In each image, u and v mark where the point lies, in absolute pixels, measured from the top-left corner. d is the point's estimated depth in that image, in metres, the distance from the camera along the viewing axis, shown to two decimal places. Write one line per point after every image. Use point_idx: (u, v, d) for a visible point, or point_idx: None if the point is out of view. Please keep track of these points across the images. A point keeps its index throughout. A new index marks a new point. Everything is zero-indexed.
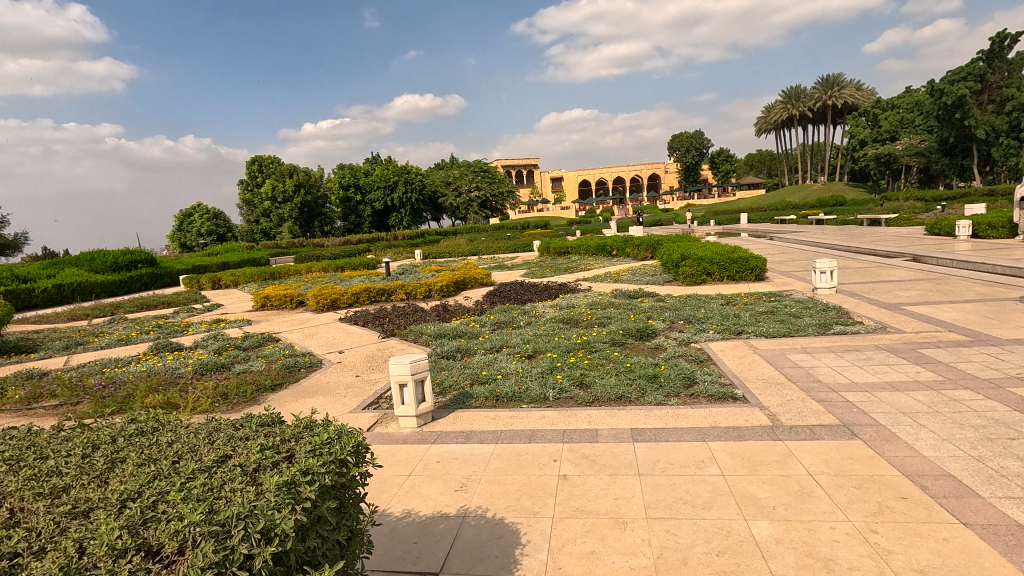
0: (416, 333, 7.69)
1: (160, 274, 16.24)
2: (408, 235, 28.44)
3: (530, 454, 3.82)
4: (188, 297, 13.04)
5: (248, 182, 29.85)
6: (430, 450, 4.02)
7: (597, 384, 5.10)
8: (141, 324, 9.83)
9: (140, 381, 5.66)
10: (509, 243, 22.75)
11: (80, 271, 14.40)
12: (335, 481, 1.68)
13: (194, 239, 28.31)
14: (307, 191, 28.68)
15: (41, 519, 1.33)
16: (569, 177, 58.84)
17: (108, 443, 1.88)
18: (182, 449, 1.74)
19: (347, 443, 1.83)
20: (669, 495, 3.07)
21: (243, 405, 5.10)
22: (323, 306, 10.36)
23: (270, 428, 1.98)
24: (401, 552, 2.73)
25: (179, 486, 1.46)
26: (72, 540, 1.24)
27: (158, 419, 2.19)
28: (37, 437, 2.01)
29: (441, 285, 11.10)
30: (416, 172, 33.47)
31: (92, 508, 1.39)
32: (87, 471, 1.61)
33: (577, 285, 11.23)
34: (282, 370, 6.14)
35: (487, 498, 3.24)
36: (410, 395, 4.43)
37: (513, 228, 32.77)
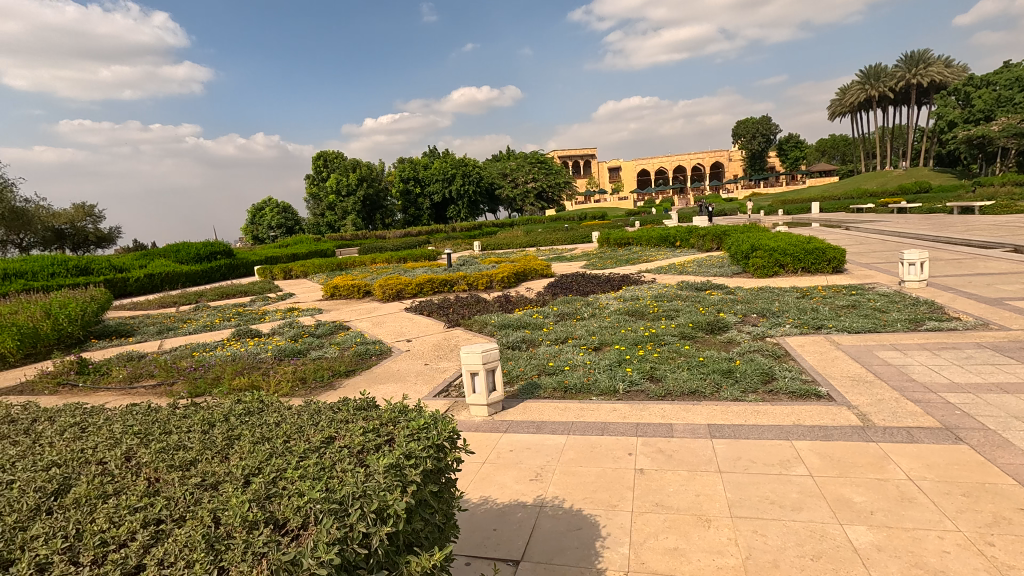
0: (480, 324, 7.78)
1: (237, 265, 17.22)
2: (466, 227, 28.77)
3: (604, 446, 3.77)
4: (264, 287, 13.77)
5: (314, 176, 30.98)
6: (503, 439, 4.06)
7: (669, 378, 4.98)
8: (223, 311, 10.47)
9: (226, 365, 6.03)
10: (566, 234, 22.58)
11: (168, 262, 15.53)
12: (435, 466, 1.72)
13: (265, 231, 29.89)
14: (370, 185, 29.55)
15: (178, 489, 1.44)
16: (627, 166, 57.62)
17: (222, 421, 2.00)
18: (290, 430, 1.83)
19: (443, 428, 1.86)
20: (753, 494, 2.96)
21: (320, 389, 5.33)
22: (389, 297, 10.64)
23: (366, 411, 2.05)
24: (481, 539, 2.77)
25: (294, 465, 1.54)
26: (207, 510, 1.32)
27: (263, 400, 2.32)
28: (159, 414, 2.18)
29: (502, 276, 11.17)
30: (474, 164, 33.73)
31: (219, 482, 1.49)
32: (210, 446, 1.73)
33: (640, 277, 11.00)
34: (355, 357, 6.39)
35: (563, 489, 3.23)
36: (481, 383, 4.49)
37: (570, 219, 32.53)
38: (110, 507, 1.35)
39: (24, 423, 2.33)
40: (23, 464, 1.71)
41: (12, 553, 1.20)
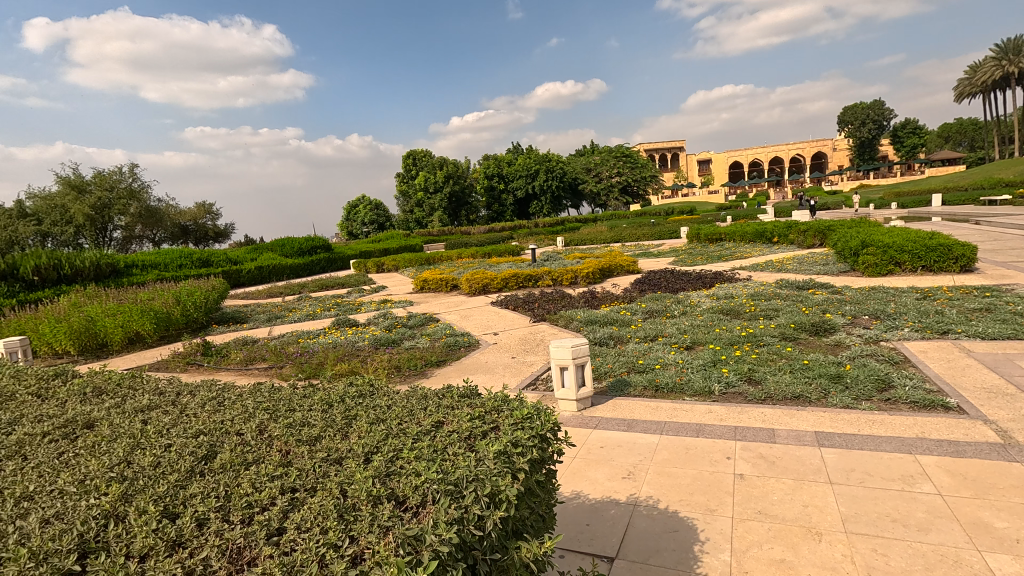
0: (566, 319, 7.76)
1: (335, 258, 18.35)
2: (549, 223, 28.76)
3: (700, 448, 3.64)
4: (359, 280, 14.57)
5: (404, 174, 32.21)
6: (593, 435, 4.03)
7: (769, 380, 4.70)
8: (324, 302, 11.19)
9: (328, 352, 6.45)
10: (652, 229, 21.92)
11: (275, 255, 16.83)
12: (539, 455, 1.74)
13: (359, 227, 31.59)
14: (455, 182, 30.33)
15: (308, 462, 1.56)
16: (719, 158, 54.93)
17: (338, 402, 2.15)
18: (401, 413, 1.92)
19: (547, 419, 1.88)
20: (871, 510, 2.73)
21: (413, 377, 5.57)
22: (475, 290, 10.88)
23: (469, 398, 2.11)
24: (575, 533, 2.77)
25: (410, 445, 1.62)
26: (335, 482, 1.42)
27: (372, 384, 2.46)
28: (283, 392, 2.38)
29: (587, 271, 11.07)
30: (558, 160, 33.60)
31: (342, 457, 1.59)
32: (331, 424, 1.86)
33: (734, 275, 10.47)
34: (445, 348, 6.60)
35: (657, 489, 3.15)
36: (570, 378, 4.47)
37: (655, 214, 31.55)
38: (251, 474, 1.49)
39: (171, 395, 2.63)
40: (175, 431, 1.93)
41: (175, 508, 1.36)
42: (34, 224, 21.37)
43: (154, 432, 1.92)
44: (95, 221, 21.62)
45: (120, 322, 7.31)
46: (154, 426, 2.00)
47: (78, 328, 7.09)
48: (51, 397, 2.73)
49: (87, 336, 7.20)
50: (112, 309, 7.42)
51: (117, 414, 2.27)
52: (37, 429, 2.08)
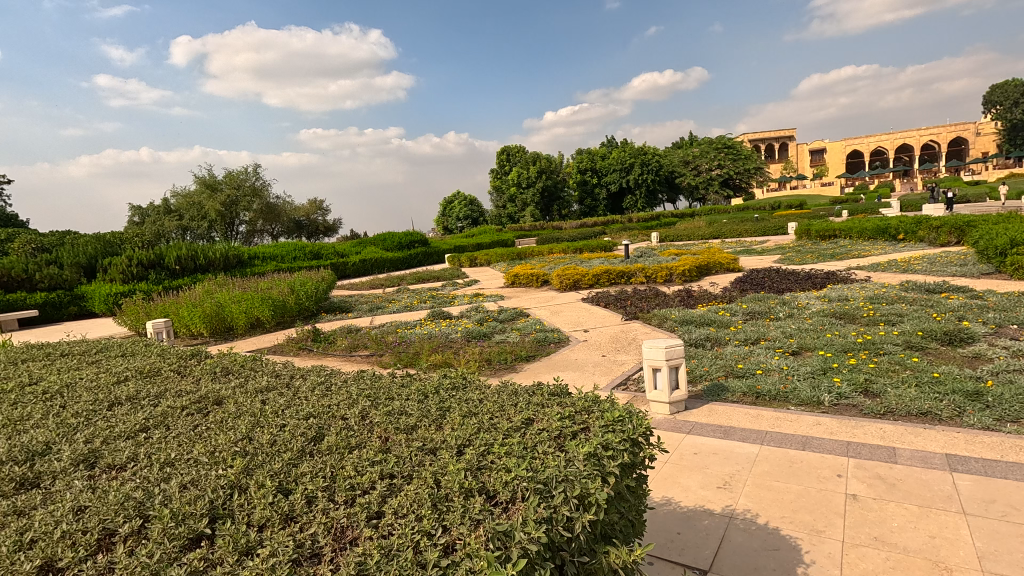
0: (660, 318, 7.50)
1: (431, 252, 19.08)
2: (643, 218, 27.94)
3: (806, 463, 3.37)
4: (453, 273, 15.05)
5: (498, 170, 32.68)
6: (686, 440, 3.87)
7: (890, 394, 4.25)
8: (420, 294, 11.68)
9: (424, 342, 6.73)
10: (756, 225, 20.59)
11: (377, 248, 17.80)
12: (630, 460, 1.69)
13: (454, 222, 32.57)
14: (548, 176, 30.33)
15: (405, 450, 1.63)
16: (835, 147, 50.39)
17: (434, 393, 2.23)
18: (492, 408, 1.96)
19: (639, 423, 1.82)
20: (1015, 549, 2.39)
21: (503, 371, 5.66)
22: (566, 286, 10.83)
23: (559, 397, 2.10)
24: (665, 540, 2.69)
25: (500, 441, 1.64)
26: (429, 472, 1.47)
27: (465, 377, 2.52)
28: (383, 381, 2.51)
29: (684, 269, 10.63)
30: (654, 152, 32.52)
31: (436, 448, 1.66)
32: (426, 415, 1.94)
33: (850, 275, 9.57)
34: (535, 343, 6.64)
35: (756, 503, 2.97)
36: (663, 380, 4.33)
37: (760, 209, 29.64)
38: (355, 458, 1.59)
39: (286, 378, 2.88)
40: (289, 412, 2.10)
41: (288, 484, 1.48)
42: (177, 220, 24.25)
43: (271, 412, 2.12)
44: (225, 217, 24.13)
45: (244, 308, 8.12)
46: (271, 406, 2.20)
47: (210, 312, 7.96)
48: (188, 374, 3.09)
49: (217, 320, 8.07)
50: (238, 297, 8.25)
51: (241, 392, 2.52)
52: (177, 403, 2.37)
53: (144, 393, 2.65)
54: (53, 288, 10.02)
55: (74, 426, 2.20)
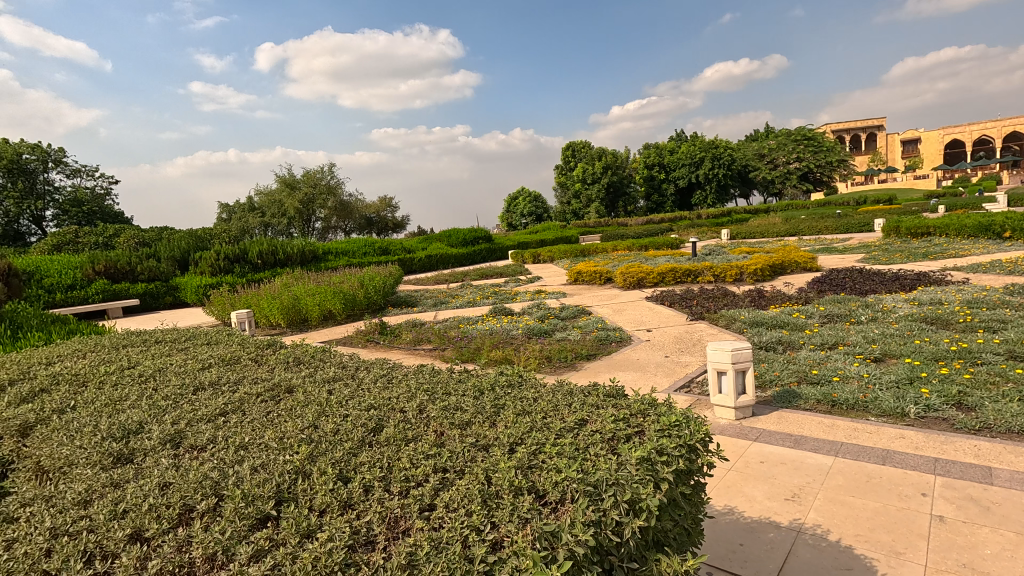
0: (728, 319, 7.21)
1: (495, 249, 19.26)
2: (713, 214, 26.90)
3: (885, 479, 3.14)
4: (516, 270, 15.14)
5: (563, 166, 32.46)
6: (752, 447, 3.71)
7: (987, 408, 3.87)
8: (483, 290, 11.84)
9: (485, 338, 6.82)
10: (837, 222, 19.30)
11: (443, 245, 18.19)
12: (686, 467, 1.64)
13: (518, 219, 32.70)
14: (614, 172, 29.80)
15: (458, 445, 1.66)
16: (930, 136, 46.34)
17: (489, 390, 2.26)
18: (547, 407, 1.96)
19: (697, 429, 1.76)
20: None
21: (563, 369, 5.65)
22: (630, 284, 10.62)
23: (615, 399, 2.07)
24: (726, 551, 2.59)
25: (552, 441, 1.64)
26: (481, 468, 1.50)
27: (521, 374, 2.54)
28: (441, 376, 2.57)
29: (755, 267, 10.16)
30: (727, 146, 31.19)
31: (489, 444, 1.68)
32: (481, 411, 1.97)
33: (945, 276, 8.79)
34: (596, 342, 6.57)
35: (827, 518, 2.80)
36: (728, 384, 4.17)
37: (842, 204, 27.77)
38: (410, 451, 1.64)
39: (351, 369, 3.01)
40: (352, 402, 2.20)
41: (348, 472, 1.55)
42: (260, 217, 25.84)
43: (336, 402, 2.22)
44: (302, 214, 25.46)
45: (318, 301, 8.56)
46: (336, 396, 2.31)
47: (287, 304, 8.44)
48: (264, 363, 3.30)
49: (294, 311, 8.56)
50: (312, 290, 8.70)
51: (310, 382, 2.66)
52: (252, 390, 2.53)
53: (225, 379, 2.86)
54: (152, 279, 10.93)
55: (164, 407, 2.42)
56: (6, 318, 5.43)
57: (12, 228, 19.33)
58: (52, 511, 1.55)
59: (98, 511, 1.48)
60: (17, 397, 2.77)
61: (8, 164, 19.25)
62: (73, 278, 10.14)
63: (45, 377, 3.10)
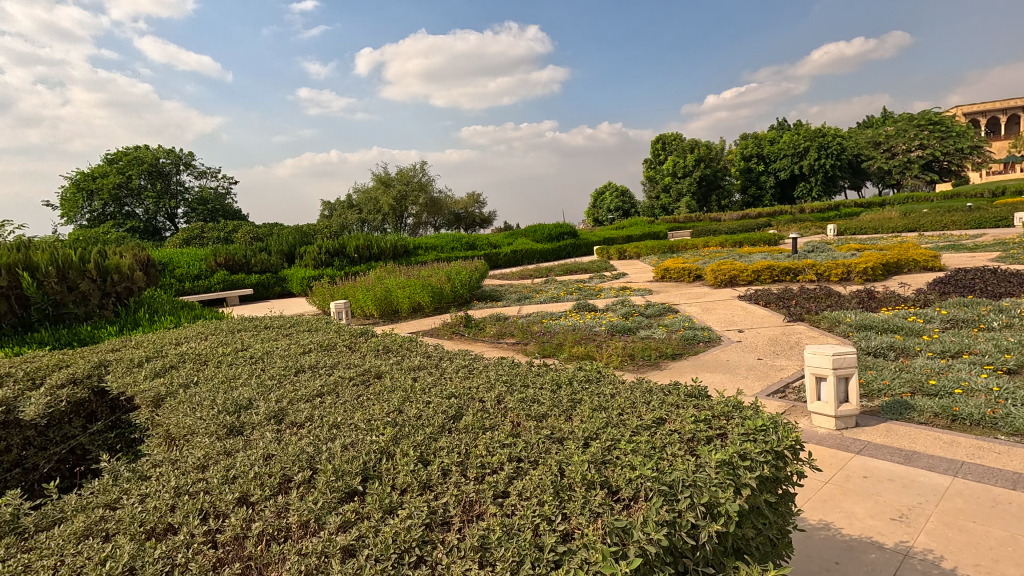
0: (831, 321, 6.67)
1: (580, 245, 19.11)
2: (818, 208, 24.94)
3: (1015, 506, 2.78)
4: (601, 266, 14.94)
5: (652, 160, 31.47)
6: (854, 460, 3.42)
7: None
8: (567, 286, 11.81)
9: (567, 334, 6.81)
10: (967, 215, 17.19)
11: (528, 240, 18.33)
12: (772, 474, 1.55)
13: (604, 214, 32.17)
14: (707, 165, 28.45)
15: (533, 436, 1.69)
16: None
17: (567, 384, 2.26)
18: (624, 404, 1.93)
19: (786, 434, 1.66)
20: None
21: (646, 368, 5.51)
22: (721, 284, 10.10)
23: (696, 400, 2.00)
24: (819, 568, 2.42)
25: (627, 438, 1.62)
26: (555, 460, 1.51)
27: (599, 370, 2.52)
28: (520, 369, 2.62)
29: (865, 266, 9.31)
30: (835, 134, 28.75)
31: (563, 438, 1.69)
32: (557, 404, 1.98)
33: None
34: (682, 341, 6.34)
35: (940, 543, 2.53)
36: (828, 391, 3.87)
37: (974, 196, 24.67)
38: (487, 439, 1.69)
39: (435, 359, 3.13)
40: (434, 390, 2.30)
41: (428, 455, 1.63)
42: (357, 213, 27.43)
43: (420, 388, 2.33)
44: (396, 210, 26.66)
45: (408, 294, 8.96)
46: (420, 383, 2.43)
47: (380, 296, 8.91)
48: (357, 350, 3.53)
49: (386, 303, 9.02)
50: (403, 283, 9.12)
51: (396, 369, 2.81)
52: (345, 374, 2.72)
53: (322, 363, 3.09)
54: (264, 271, 11.97)
55: (270, 386, 2.66)
56: (146, 303, 6.19)
57: (151, 224, 21.93)
58: (177, 473, 1.77)
59: (213, 475, 1.67)
60: (152, 371, 3.16)
61: (148, 168, 21.86)
62: (199, 269, 11.34)
63: (174, 355, 3.51)
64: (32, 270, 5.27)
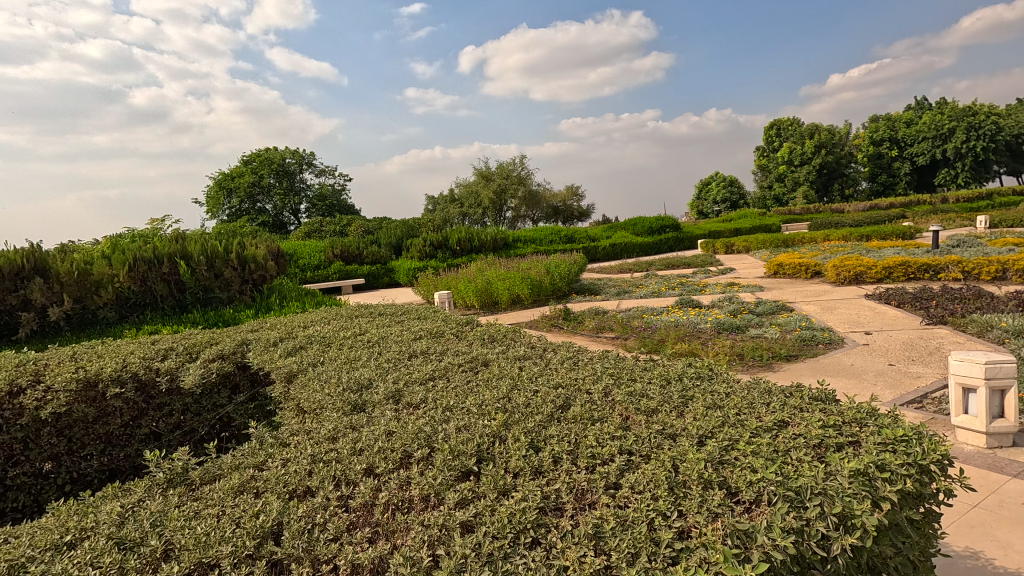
0: (981, 326, 5.86)
1: (683, 238, 18.33)
2: (965, 197, 21.93)
3: None
4: (706, 260, 14.24)
5: (764, 148, 29.34)
6: (1009, 484, 2.99)
7: None
8: (669, 281, 11.39)
9: (670, 330, 6.59)
10: None
11: (628, 233, 17.93)
12: (916, 490, 1.41)
13: (710, 206, 30.59)
14: (829, 151, 26.02)
15: (645, 431, 1.66)
16: None
17: (677, 380, 2.21)
18: (742, 403, 1.84)
19: (934, 447, 1.49)
20: None
21: (757, 369, 5.20)
22: (844, 281, 9.20)
23: (823, 404, 1.86)
24: None
25: (746, 439, 1.54)
26: (668, 455, 1.48)
27: (711, 368, 2.42)
28: (625, 363, 2.59)
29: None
30: (990, 111, 25.04)
31: (676, 434, 1.65)
32: (667, 400, 1.94)
33: None
34: (798, 342, 5.89)
35: None
36: (978, 404, 3.41)
37: None
38: (597, 430, 1.69)
39: (539, 350, 3.18)
40: (541, 379, 2.34)
41: (538, 442, 1.66)
42: (459, 207, 28.34)
43: (526, 377, 2.38)
44: (495, 204, 27.20)
45: (508, 286, 9.14)
46: (527, 373, 2.48)
47: (481, 288, 9.17)
48: (464, 338, 3.68)
49: (486, 294, 9.26)
50: (503, 275, 9.30)
51: (503, 358, 2.89)
52: (455, 361, 2.84)
53: (433, 349, 3.25)
54: (374, 262, 12.77)
55: (387, 368, 2.85)
56: (276, 290, 6.86)
57: (278, 218, 24.17)
58: (312, 442, 1.95)
59: (342, 447, 1.82)
60: (285, 351, 3.51)
61: (277, 168, 24.09)
62: (319, 260, 12.35)
63: (303, 337, 3.87)
64: (188, 259, 6.00)
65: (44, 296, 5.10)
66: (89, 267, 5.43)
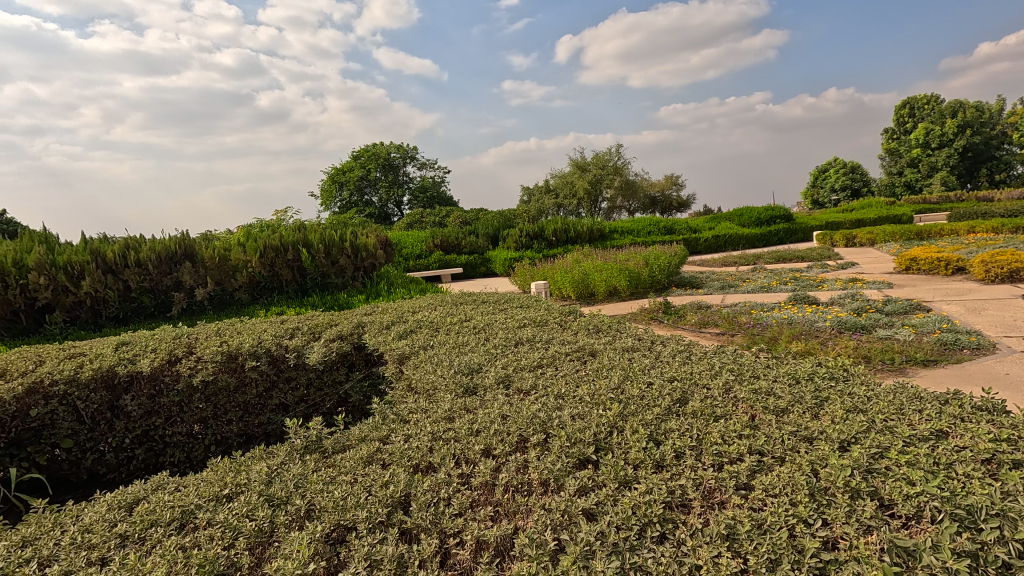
0: None
1: (795, 229, 17.01)
2: None
3: None
4: (822, 253, 13.09)
5: (895, 129, 26.30)
6: None
7: None
8: (780, 275, 10.62)
9: (783, 327, 6.15)
10: None
11: (732, 225, 16.97)
12: None
13: (827, 195, 28.05)
14: (977, 131, 22.85)
15: (777, 432, 1.55)
16: None
17: (807, 380, 2.05)
18: (889, 408, 1.67)
19: None
20: None
21: (887, 372, 4.71)
22: (994, 279, 8.06)
23: (989, 415, 1.63)
24: None
25: (899, 447, 1.40)
26: (805, 459, 1.38)
27: (844, 368, 2.22)
28: (744, 359, 2.44)
29: None
30: None
31: (812, 437, 1.53)
32: (799, 400, 1.80)
33: None
34: (938, 346, 5.24)
35: None
36: None
37: None
38: (722, 426, 1.61)
39: (647, 342, 3.09)
40: (655, 371, 2.27)
41: (658, 435, 1.61)
42: (554, 199, 28.27)
43: (638, 368, 2.33)
44: (591, 194, 26.84)
45: (605, 277, 8.99)
46: (639, 364, 2.43)
47: (578, 279, 9.12)
48: (569, 327, 3.66)
49: (584, 286, 9.19)
50: (600, 267, 9.13)
51: (611, 348, 2.85)
52: (562, 349, 2.84)
53: (538, 337, 3.27)
54: (472, 252, 13.08)
55: (495, 354, 2.92)
56: (384, 277, 7.24)
57: (383, 210, 25.47)
58: (430, 419, 2.04)
59: (460, 426, 1.88)
60: (398, 334, 3.70)
61: (383, 162, 25.42)
62: (420, 249, 12.88)
63: (413, 321, 4.07)
64: (308, 247, 6.50)
65: (192, 278, 5.79)
66: (228, 254, 6.05)
